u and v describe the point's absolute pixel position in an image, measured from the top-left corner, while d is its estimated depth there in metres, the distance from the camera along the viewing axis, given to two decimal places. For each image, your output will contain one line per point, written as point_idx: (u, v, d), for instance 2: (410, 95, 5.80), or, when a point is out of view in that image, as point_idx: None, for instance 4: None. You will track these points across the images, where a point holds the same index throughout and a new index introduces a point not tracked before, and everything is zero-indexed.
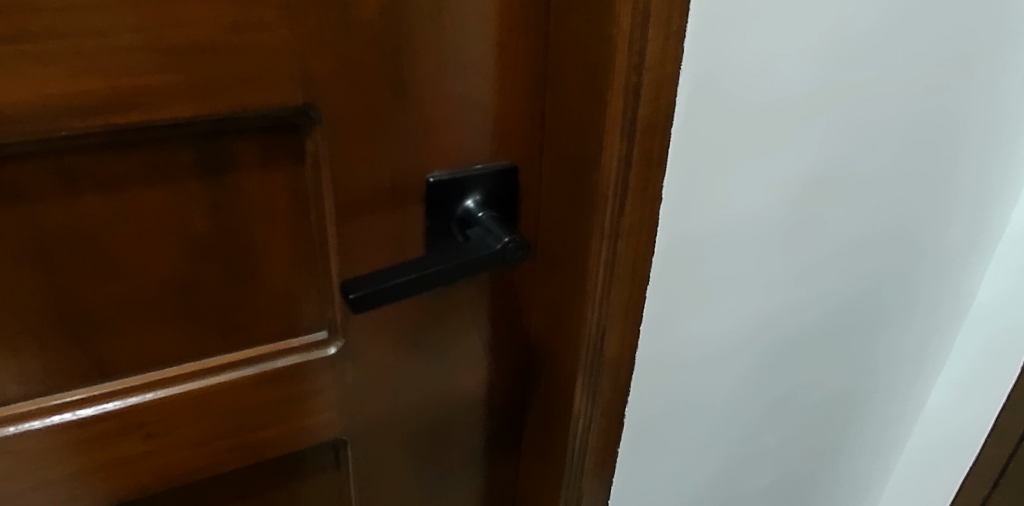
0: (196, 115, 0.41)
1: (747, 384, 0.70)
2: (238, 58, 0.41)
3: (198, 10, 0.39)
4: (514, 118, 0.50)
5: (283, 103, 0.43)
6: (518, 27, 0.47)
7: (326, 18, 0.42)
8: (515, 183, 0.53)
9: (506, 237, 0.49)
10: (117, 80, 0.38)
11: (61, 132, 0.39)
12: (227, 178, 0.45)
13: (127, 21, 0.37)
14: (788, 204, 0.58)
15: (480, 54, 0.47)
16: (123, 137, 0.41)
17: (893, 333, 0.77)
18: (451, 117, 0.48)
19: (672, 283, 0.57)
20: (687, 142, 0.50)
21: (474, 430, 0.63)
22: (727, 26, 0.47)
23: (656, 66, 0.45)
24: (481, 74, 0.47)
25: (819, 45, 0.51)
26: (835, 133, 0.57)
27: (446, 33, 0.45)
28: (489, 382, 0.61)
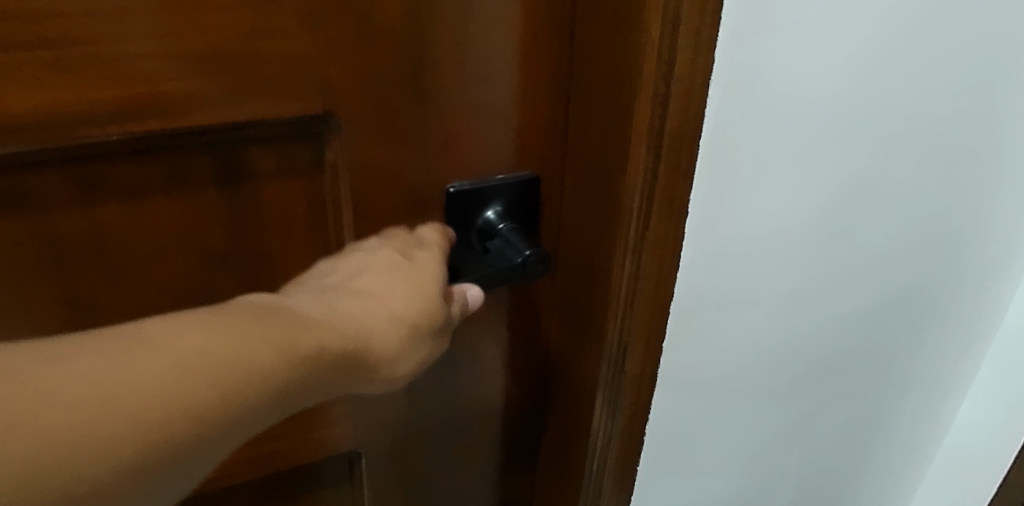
0: (214, 124, 0.40)
1: (772, 399, 0.68)
2: (258, 66, 0.40)
3: (218, 16, 0.38)
4: (537, 127, 0.49)
5: (302, 112, 0.42)
6: (543, 33, 0.46)
7: (348, 25, 0.41)
8: (537, 193, 0.51)
9: (527, 251, 0.48)
10: (136, 89, 0.38)
11: (77, 140, 0.38)
12: (244, 187, 0.44)
13: (146, 29, 0.37)
14: (818, 217, 0.57)
15: (503, 62, 0.46)
16: (140, 147, 0.40)
17: (923, 347, 0.75)
18: (474, 127, 0.47)
19: (697, 297, 0.55)
20: (715, 153, 0.49)
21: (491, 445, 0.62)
22: (758, 35, 0.45)
23: (686, 76, 0.43)
24: (504, 81, 0.46)
25: (853, 54, 0.50)
26: (867, 143, 0.55)
27: (470, 41, 0.44)
28: (508, 396, 0.60)
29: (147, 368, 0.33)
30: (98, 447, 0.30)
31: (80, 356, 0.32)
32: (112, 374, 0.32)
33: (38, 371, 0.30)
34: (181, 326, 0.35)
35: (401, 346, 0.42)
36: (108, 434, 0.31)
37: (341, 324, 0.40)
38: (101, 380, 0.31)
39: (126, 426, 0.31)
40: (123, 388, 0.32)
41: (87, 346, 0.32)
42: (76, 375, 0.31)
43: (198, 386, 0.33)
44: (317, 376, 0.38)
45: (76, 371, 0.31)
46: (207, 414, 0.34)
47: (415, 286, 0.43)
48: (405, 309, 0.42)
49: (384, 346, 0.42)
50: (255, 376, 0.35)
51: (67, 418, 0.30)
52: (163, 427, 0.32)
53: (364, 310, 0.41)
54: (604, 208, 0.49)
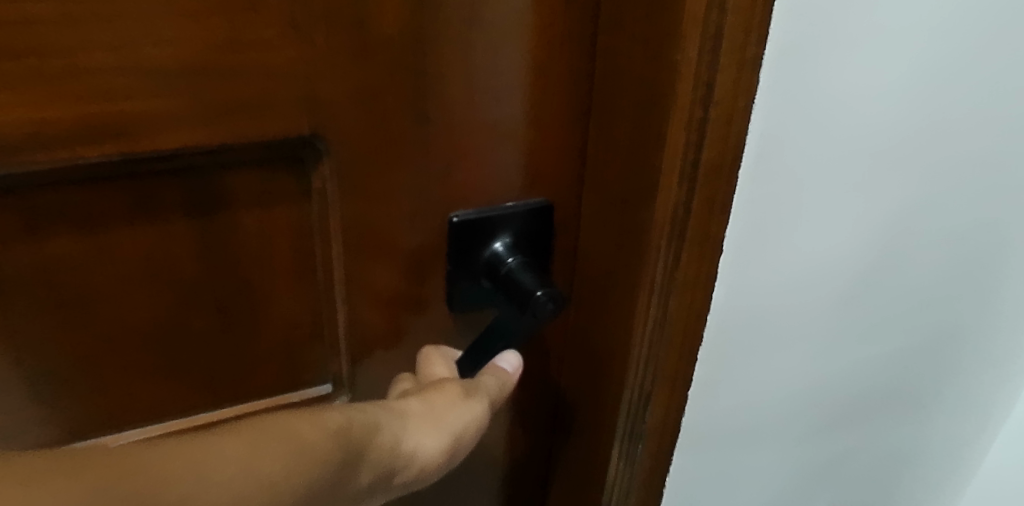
0: (184, 147, 0.35)
1: (801, 444, 0.63)
2: (232, 82, 0.35)
3: (185, 25, 0.33)
4: (551, 148, 0.44)
5: (285, 133, 0.37)
6: (559, 44, 0.40)
7: (337, 34, 0.36)
8: (549, 222, 0.46)
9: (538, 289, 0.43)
10: (90, 107, 0.32)
11: (17, 166, 0.33)
12: (219, 217, 0.39)
13: (100, 39, 0.31)
14: (863, 253, 0.51)
15: (514, 77, 0.40)
16: (96, 173, 0.35)
17: (964, 386, 0.68)
18: (481, 150, 0.42)
19: (726, 340, 0.50)
20: (755, 186, 0.43)
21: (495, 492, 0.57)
22: (810, 53, 0.39)
23: (727, 100, 0.38)
24: (514, 98, 0.41)
25: (916, 74, 0.44)
26: (924, 172, 0.49)
27: (477, 53, 0.39)
28: (513, 440, 0.54)
29: (239, 446, 0.31)
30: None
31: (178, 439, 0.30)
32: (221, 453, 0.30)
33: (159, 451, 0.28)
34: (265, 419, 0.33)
35: (432, 422, 0.41)
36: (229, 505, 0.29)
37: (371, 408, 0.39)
38: (206, 455, 0.30)
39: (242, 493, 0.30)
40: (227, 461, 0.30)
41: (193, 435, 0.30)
42: (182, 450, 0.29)
43: (275, 458, 0.32)
44: (358, 452, 0.36)
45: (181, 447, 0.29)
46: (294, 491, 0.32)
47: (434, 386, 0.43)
48: (427, 398, 0.42)
49: (414, 424, 0.40)
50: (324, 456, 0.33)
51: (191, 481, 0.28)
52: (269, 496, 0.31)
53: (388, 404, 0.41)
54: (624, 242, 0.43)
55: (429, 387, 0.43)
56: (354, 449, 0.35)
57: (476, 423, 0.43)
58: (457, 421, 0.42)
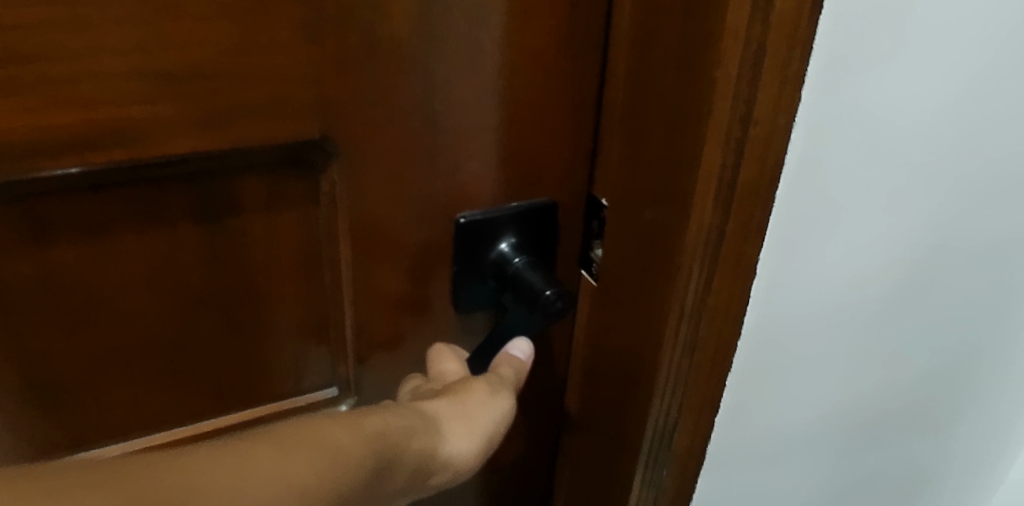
0: (193, 153, 0.35)
1: (829, 468, 0.59)
2: (243, 86, 0.34)
3: (196, 29, 0.32)
4: (557, 149, 0.44)
5: (294, 136, 0.37)
6: (566, 45, 0.40)
7: (347, 37, 0.35)
8: (554, 220, 0.46)
9: (547, 289, 0.43)
10: (98, 114, 0.32)
11: (22, 174, 0.32)
12: (227, 223, 0.38)
13: (109, 44, 0.31)
14: (906, 270, 0.47)
15: (522, 78, 0.40)
16: (104, 181, 0.34)
17: (999, 404, 0.65)
18: (488, 151, 0.42)
19: (759, 367, 0.46)
20: (798, 206, 0.39)
21: (495, 484, 0.57)
22: (865, 62, 0.35)
23: (767, 116, 0.34)
24: (521, 99, 0.41)
25: (977, 82, 0.39)
26: (977, 185, 0.45)
27: (485, 55, 0.38)
28: (516, 436, 0.55)
29: (266, 450, 0.31)
30: None
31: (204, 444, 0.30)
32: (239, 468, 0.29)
33: (173, 461, 0.28)
34: (297, 429, 0.34)
35: (466, 422, 0.42)
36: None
37: (401, 409, 0.40)
38: (231, 458, 0.29)
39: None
40: (248, 472, 0.29)
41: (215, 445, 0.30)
42: (210, 454, 0.29)
43: (305, 465, 0.32)
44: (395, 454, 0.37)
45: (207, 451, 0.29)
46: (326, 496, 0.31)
47: (459, 385, 0.44)
48: (455, 398, 0.43)
49: (447, 424, 0.41)
50: (355, 460, 0.34)
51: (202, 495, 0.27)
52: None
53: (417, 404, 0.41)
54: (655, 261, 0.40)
55: (457, 384, 0.44)
56: (392, 455, 0.36)
57: (505, 420, 0.44)
58: (489, 419, 0.43)
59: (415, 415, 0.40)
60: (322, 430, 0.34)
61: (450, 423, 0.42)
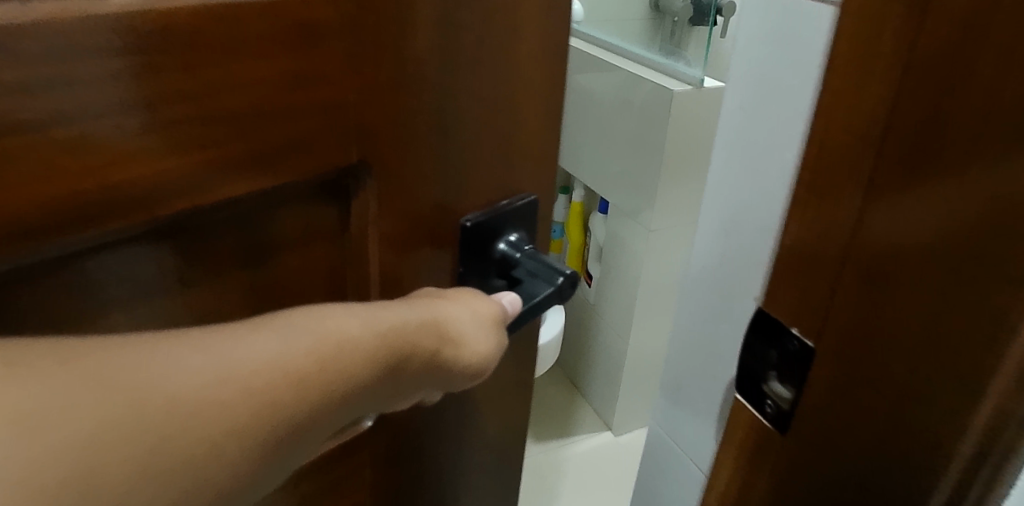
0: (248, 193, 0.33)
1: None
2: (294, 120, 0.33)
3: (256, 64, 0.31)
4: (545, 146, 0.47)
5: (336, 164, 0.36)
6: (554, 51, 0.43)
7: (383, 61, 0.36)
8: (534, 211, 0.49)
9: (563, 274, 0.47)
10: (161, 164, 0.30)
11: (78, 240, 0.29)
12: (265, 256, 0.37)
13: (175, 88, 0.29)
14: None
15: (522, 83, 0.42)
16: (158, 230, 0.32)
17: None
18: (495, 156, 0.44)
19: None
20: None
21: (492, 471, 0.59)
22: None
23: None
24: (522, 104, 0.43)
25: None
26: None
27: (493, 65, 0.40)
28: (508, 418, 0.58)
29: (162, 369, 0.28)
30: (209, 414, 0.28)
31: (68, 348, 0.26)
32: (220, 357, 0.29)
33: (149, 341, 0.28)
34: (282, 322, 0.33)
35: (473, 331, 0.42)
36: (216, 402, 0.28)
37: (403, 309, 0.39)
38: (73, 417, 0.25)
39: (233, 395, 0.29)
40: (230, 358, 0.29)
41: (195, 331, 0.30)
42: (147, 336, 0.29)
43: (295, 352, 0.32)
44: (392, 354, 0.36)
45: (34, 366, 0.25)
46: (192, 478, 0.27)
47: (461, 296, 0.43)
48: (457, 310, 0.42)
49: (455, 327, 0.41)
50: (347, 355, 0.34)
51: (173, 375, 0.28)
52: (269, 400, 0.30)
53: (418, 305, 0.40)
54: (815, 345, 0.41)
55: (456, 293, 0.43)
56: (384, 355, 0.36)
57: (495, 341, 0.43)
58: (484, 335, 0.42)
59: (425, 315, 0.39)
60: (315, 335, 0.33)
61: (456, 329, 0.41)
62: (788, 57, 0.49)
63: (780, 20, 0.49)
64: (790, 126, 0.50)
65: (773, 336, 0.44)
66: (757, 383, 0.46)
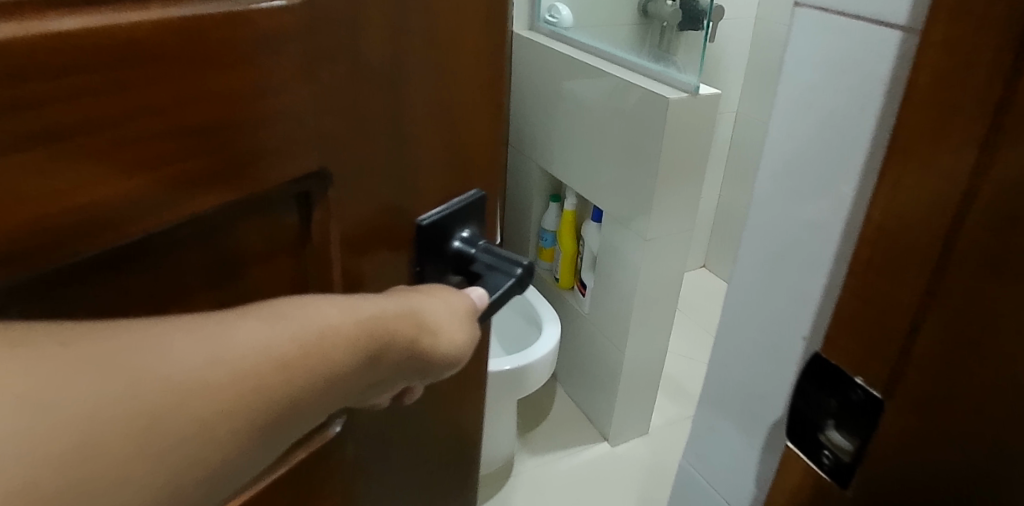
0: (213, 207, 0.36)
1: None
2: (257, 129, 0.36)
3: (222, 79, 0.34)
4: (479, 145, 0.52)
5: (299, 168, 0.39)
6: (484, 58, 0.49)
7: (337, 72, 0.39)
8: (481, 209, 0.55)
9: (520, 263, 0.52)
10: (133, 181, 0.32)
11: (56, 265, 0.31)
12: (230, 269, 0.39)
13: (147, 103, 0.32)
14: None
15: (458, 87, 0.48)
16: (128, 250, 0.34)
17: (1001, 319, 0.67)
18: (438, 155, 0.49)
19: None
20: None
21: (445, 452, 0.64)
22: None
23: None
24: (458, 105, 0.49)
25: None
26: None
27: (433, 71, 0.45)
28: (457, 401, 0.63)
29: (154, 359, 0.32)
30: (200, 395, 0.33)
31: (38, 335, 0.30)
32: (207, 348, 0.34)
33: (135, 333, 0.32)
34: (271, 313, 0.37)
35: (450, 322, 0.46)
36: (206, 384, 0.33)
37: (385, 303, 0.43)
38: (64, 404, 0.29)
39: (221, 379, 0.33)
40: (216, 349, 0.34)
41: (182, 322, 0.34)
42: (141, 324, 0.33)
43: (280, 340, 0.36)
44: (375, 344, 0.41)
45: (15, 359, 0.29)
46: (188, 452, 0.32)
47: (439, 293, 0.47)
48: (432, 305, 0.46)
49: (432, 318, 0.45)
50: (331, 344, 0.38)
51: (166, 363, 0.32)
52: (255, 383, 0.34)
53: (400, 299, 0.44)
54: (884, 395, 0.40)
55: (434, 289, 0.48)
56: (367, 344, 0.40)
57: (471, 332, 0.48)
58: (460, 327, 0.47)
59: (404, 307, 0.44)
60: (300, 324, 0.37)
61: (434, 320, 0.45)
62: (845, 84, 0.48)
63: (845, 47, 0.48)
64: (847, 152, 0.49)
65: (836, 385, 0.44)
66: (810, 431, 0.46)
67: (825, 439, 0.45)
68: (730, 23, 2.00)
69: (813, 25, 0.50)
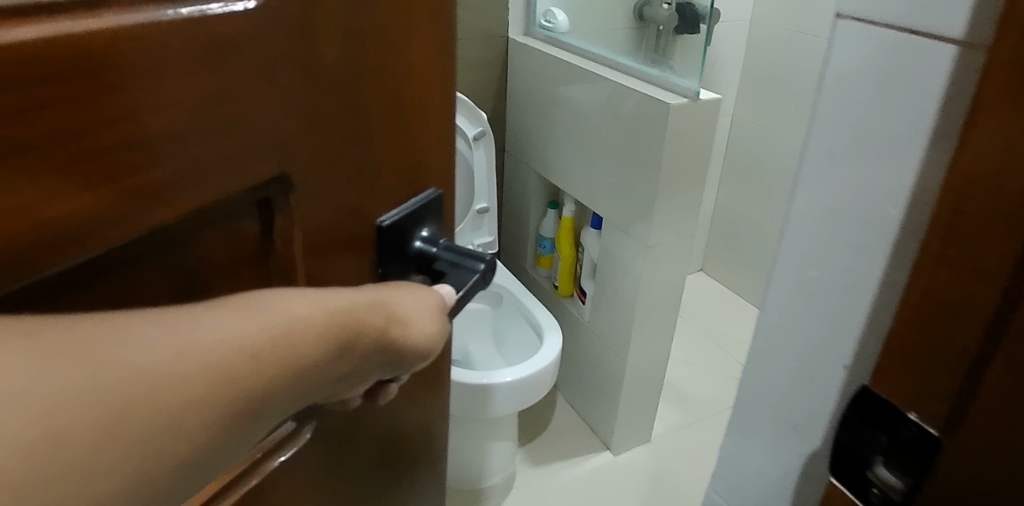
0: (176, 218, 0.36)
1: None
2: (216, 138, 0.36)
3: (176, 86, 0.34)
4: (433, 144, 0.53)
5: (260, 176, 0.39)
6: (434, 58, 0.50)
7: (294, 78, 0.39)
8: (438, 207, 0.56)
9: (481, 261, 0.54)
10: (93, 195, 0.31)
11: (16, 286, 0.30)
12: (193, 279, 0.39)
13: (102, 115, 0.31)
14: None
15: (411, 88, 0.48)
16: (90, 267, 0.33)
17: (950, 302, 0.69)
18: (394, 156, 0.49)
19: None
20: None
21: (414, 452, 0.64)
22: None
23: None
24: (413, 106, 0.49)
25: None
26: None
27: (387, 73, 0.46)
28: (424, 401, 0.63)
29: (121, 351, 0.31)
30: (168, 385, 0.32)
31: (5, 328, 0.29)
32: (173, 338, 0.33)
33: (99, 324, 0.32)
34: (238, 303, 0.38)
35: (418, 315, 0.47)
36: (173, 375, 0.33)
37: (354, 294, 0.44)
38: (29, 406, 0.28)
39: (192, 368, 0.33)
40: (182, 340, 0.34)
41: (147, 313, 0.34)
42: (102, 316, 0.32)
43: (250, 328, 0.36)
44: (346, 333, 0.41)
45: None
46: (158, 442, 0.32)
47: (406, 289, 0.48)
48: (400, 299, 0.47)
49: (401, 309, 0.46)
50: (303, 331, 0.39)
51: (135, 351, 0.32)
52: (227, 369, 0.34)
53: (367, 293, 0.45)
54: (939, 433, 0.39)
55: (401, 285, 0.49)
56: (339, 332, 0.41)
57: (438, 325, 0.49)
58: (428, 320, 0.48)
59: (373, 299, 0.45)
60: (267, 312, 0.38)
61: (403, 312, 0.46)
62: (890, 99, 0.46)
63: (890, 63, 0.46)
64: (891, 169, 0.47)
65: (886, 420, 0.42)
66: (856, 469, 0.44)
67: (873, 476, 0.43)
68: (725, 26, 1.99)
69: (851, 37, 0.47)
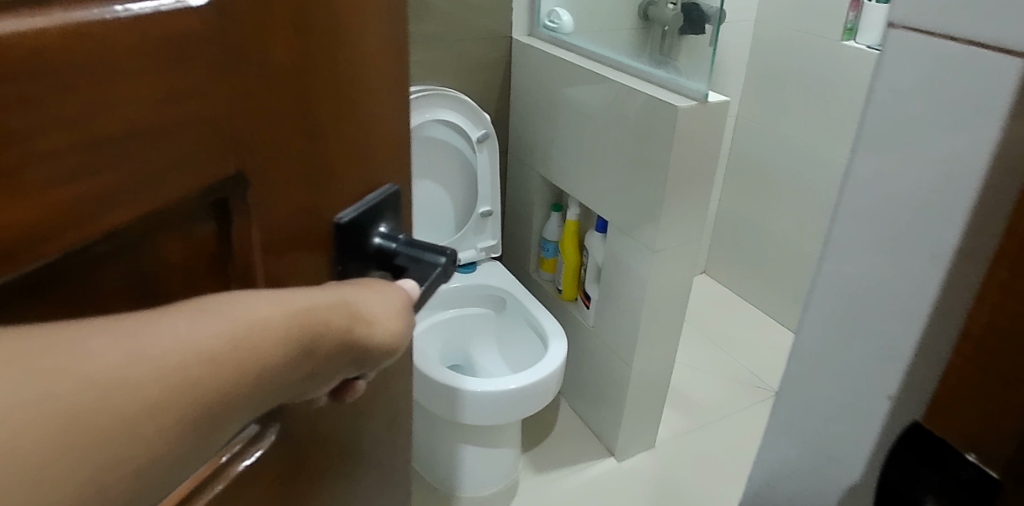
0: (132, 220, 0.34)
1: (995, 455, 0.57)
2: (171, 136, 0.35)
3: (129, 84, 0.32)
4: (388, 141, 0.53)
5: (216, 174, 0.38)
6: (386, 54, 0.49)
7: (247, 74, 0.38)
8: (396, 204, 0.56)
9: (441, 255, 0.54)
10: (47, 199, 0.30)
11: None
12: (149, 288, 0.37)
13: (53, 115, 0.30)
14: None
15: (364, 83, 0.48)
16: (50, 272, 0.31)
17: None
18: (349, 152, 0.49)
19: None
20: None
21: (380, 454, 0.63)
22: None
23: None
24: (367, 101, 0.49)
25: None
26: None
27: (338, 68, 0.45)
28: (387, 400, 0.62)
29: (74, 362, 0.30)
30: (122, 395, 0.31)
31: None
32: (126, 344, 0.32)
33: (49, 332, 0.30)
34: (191, 304, 0.36)
35: (383, 315, 0.46)
36: (128, 383, 0.31)
37: (314, 294, 0.43)
38: None
39: (146, 376, 0.32)
40: (135, 346, 0.32)
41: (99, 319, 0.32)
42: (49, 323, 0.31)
43: (204, 331, 0.35)
44: (307, 333, 0.40)
45: None
46: (111, 453, 0.30)
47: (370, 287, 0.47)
48: (364, 299, 0.46)
49: (365, 309, 0.45)
50: (261, 332, 0.37)
51: (88, 358, 0.30)
52: (180, 375, 0.33)
53: (329, 293, 0.44)
54: (1003, 476, 0.36)
55: (365, 286, 0.48)
56: (299, 333, 0.40)
57: (404, 323, 0.48)
58: (394, 319, 0.47)
59: (336, 298, 0.44)
60: (222, 312, 0.37)
61: (367, 312, 0.45)
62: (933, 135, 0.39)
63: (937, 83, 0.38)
64: (931, 222, 0.40)
65: (939, 459, 0.38)
66: None
67: None
68: (729, 27, 1.97)
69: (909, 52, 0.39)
